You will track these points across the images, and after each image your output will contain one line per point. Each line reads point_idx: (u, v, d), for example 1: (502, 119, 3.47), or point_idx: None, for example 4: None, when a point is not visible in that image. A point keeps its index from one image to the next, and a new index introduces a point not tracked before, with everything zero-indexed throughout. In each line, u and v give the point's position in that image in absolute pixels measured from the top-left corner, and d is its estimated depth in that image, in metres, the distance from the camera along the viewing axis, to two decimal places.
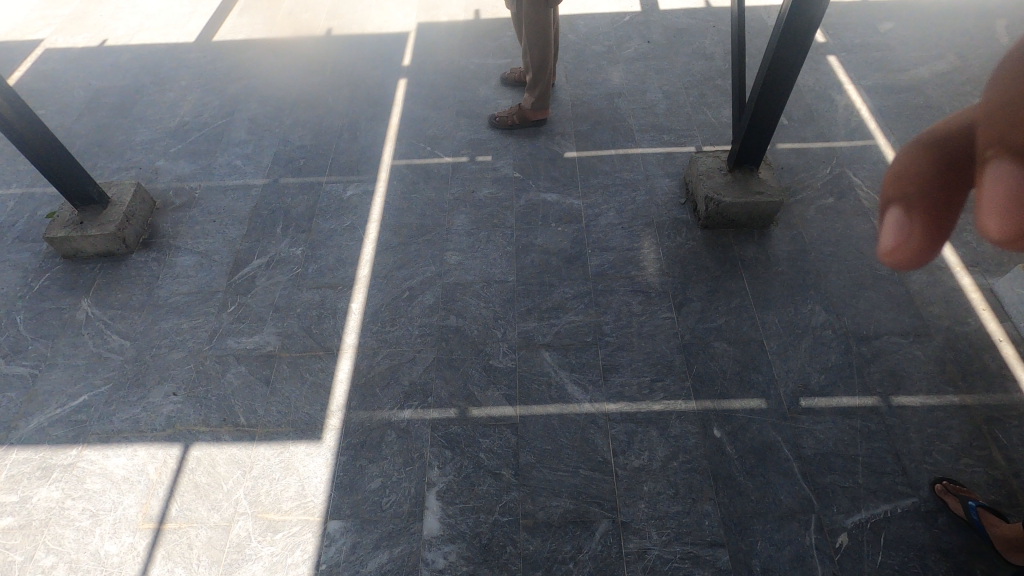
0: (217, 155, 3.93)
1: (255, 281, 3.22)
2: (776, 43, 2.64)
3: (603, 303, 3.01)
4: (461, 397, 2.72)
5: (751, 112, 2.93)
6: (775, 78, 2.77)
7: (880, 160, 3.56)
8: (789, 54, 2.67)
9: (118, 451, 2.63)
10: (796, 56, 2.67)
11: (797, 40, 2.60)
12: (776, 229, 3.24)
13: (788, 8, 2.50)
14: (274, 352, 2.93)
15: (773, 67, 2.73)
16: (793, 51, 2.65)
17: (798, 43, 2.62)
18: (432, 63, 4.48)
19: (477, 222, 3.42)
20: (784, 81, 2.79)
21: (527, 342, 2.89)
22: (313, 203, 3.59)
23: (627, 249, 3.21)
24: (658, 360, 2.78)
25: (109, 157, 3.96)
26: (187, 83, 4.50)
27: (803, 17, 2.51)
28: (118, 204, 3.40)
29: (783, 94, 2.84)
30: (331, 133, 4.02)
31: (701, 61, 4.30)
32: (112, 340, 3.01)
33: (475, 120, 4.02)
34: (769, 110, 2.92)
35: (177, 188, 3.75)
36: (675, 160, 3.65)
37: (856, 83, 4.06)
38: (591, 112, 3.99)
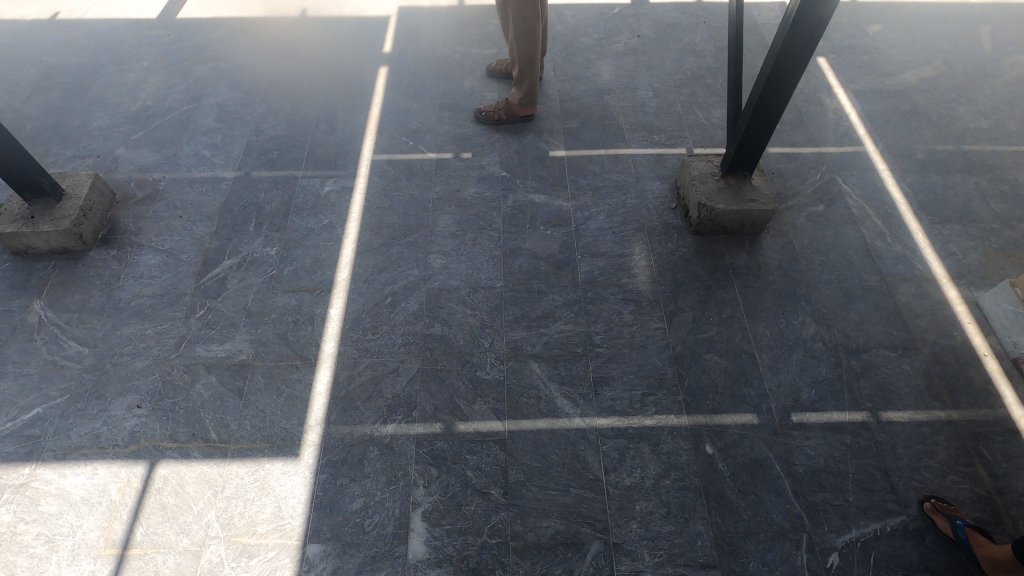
0: (183, 144, 3.67)
1: (225, 283, 3.03)
2: (783, 40, 2.53)
3: (593, 312, 2.92)
4: (447, 411, 2.61)
5: (751, 110, 2.83)
6: (779, 78, 2.66)
7: (869, 167, 3.54)
8: (796, 53, 2.55)
9: (76, 470, 2.45)
10: (802, 56, 2.56)
11: (806, 39, 2.48)
12: (767, 237, 3.19)
13: (795, 13, 2.40)
14: (247, 362, 2.76)
15: (778, 66, 2.62)
16: (800, 51, 2.54)
17: (807, 42, 2.50)
18: (413, 51, 4.27)
19: (462, 224, 3.28)
20: (788, 82, 2.68)
21: (516, 352, 2.79)
22: (288, 199, 3.39)
23: (618, 255, 3.13)
24: (650, 373, 2.71)
25: (63, 143, 3.67)
26: (148, 63, 4.18)
27: (814, 14, 2.38)
28: (74, 197, 3.14)
29: (786, 94, 2.73)
30: (307, 124, 3.80)
31: (691, 58, 4.20)
32: (69, 347, 2.79)
33: (460, 114, 3.85)
34: (770, 110, 2.82)
35: (140, 179, 3.49)
36: (666, 161, 3.56)
37: (845, 86, 4.03)
38: (580, 109, 3.87)
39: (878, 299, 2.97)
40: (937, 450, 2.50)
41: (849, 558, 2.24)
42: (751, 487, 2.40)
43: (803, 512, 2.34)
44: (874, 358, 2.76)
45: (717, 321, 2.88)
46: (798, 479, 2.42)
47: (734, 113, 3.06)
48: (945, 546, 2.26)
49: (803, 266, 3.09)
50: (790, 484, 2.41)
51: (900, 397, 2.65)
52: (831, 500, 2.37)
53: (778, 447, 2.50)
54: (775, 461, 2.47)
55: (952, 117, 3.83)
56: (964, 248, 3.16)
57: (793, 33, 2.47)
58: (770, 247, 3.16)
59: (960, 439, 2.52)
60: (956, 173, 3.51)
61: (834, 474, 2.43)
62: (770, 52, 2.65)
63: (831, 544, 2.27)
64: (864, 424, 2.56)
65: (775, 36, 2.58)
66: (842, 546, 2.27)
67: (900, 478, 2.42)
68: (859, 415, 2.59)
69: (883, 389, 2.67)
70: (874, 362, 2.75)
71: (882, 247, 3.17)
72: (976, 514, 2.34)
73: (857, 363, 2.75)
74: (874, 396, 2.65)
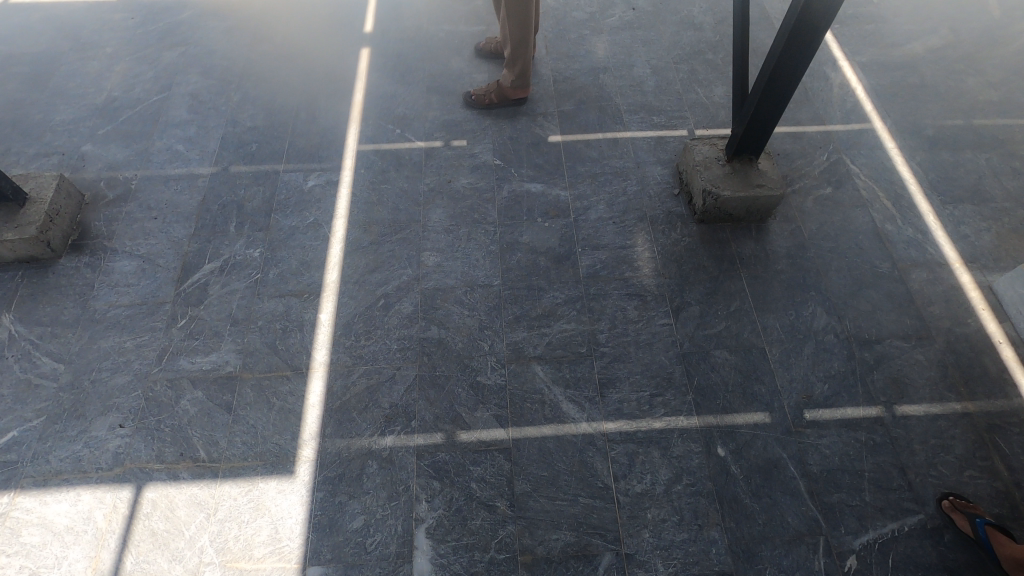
0: (154, 138, 3.44)
1: (207, 289, 2.86)
2: (798, 9, 2.32)
3: (596, 309, 2.80)
4: (448, 419, 2.50)
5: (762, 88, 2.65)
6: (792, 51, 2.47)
7: (877, 145, 3.39)
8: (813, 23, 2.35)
9: (58, 496, 2.32)
10: (820, 25, 2.35)
11: (824, 6, 2.28)
12: (775, 223, 3.06)
13: None
14: (234, 374, 2.62)
15: (792, 38, 2.42)
16: (818, 19, 2.33)
17: (823, 9, 2.28)
18: (396, 29, 4.02)
19: (456, 217, 3.11)
20: (803, 54, 2.48)
21: (517, 355, 2.67)
22: (270, 196, 3.20)
23: (620, 247, 2.99)
24: (658, 373, 2.61)
25: (25, 140, 3.43)
26: (113, 50, 3.91)
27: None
28: (38, 201, 2.93)
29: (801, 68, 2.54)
30: (286, 112, 3.57)
31: (690, 32, 3.99)
32: (43, 364, 2.63)
33: (448, 98, 3.64)
34: (782, 86, 2.64)
35: (109, 178, 3.27)
36: (667, 145, 3.40)
37: (851, 58, 3.85)
38: (575, 90, 3.67)
39: (890, 286, 2.86)
40: (954, 444, 2.43)
41: (867, 561, 2.18)
42: (765, 490, 2.32)
43: (819, 514, 2.27)
44: (888, 349, 2.67)
45: (726, 315, 2.77)
46: (813, 480, 2.35)
47: (740, 94, 2.89)
48: (964, 545, 2.20)
49: (812, 253, 2.97)
50: (805, 486, 2.33)
51: (915, 389, 2.56)
52: (847, 500, 2.30)
53: (792, 447, 2.42)
54: (790, 462, 2.39)
55: (962, 90, 3.68)
56: (976, 230, 3.05)
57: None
58: (778, 234, 3.03)
59: (977, 432, 2.45)
60: (967, 150, 3.38)
61: (850, 473, 2.36)
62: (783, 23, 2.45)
63: (848, 547, 2.21)
64: (879, 419, 2.49)
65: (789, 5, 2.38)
66: (860, 548, 2.21)
67: (916, 475, 2.35)
68: (873, 410, 2.51)
69: (898, 382, 2.59)
70: (888, 353, 2.66)
71: (893, 230, 3.05)
72: (994, 510, 2.29)
73: (870, 355, 2.65)
74: (888, 390, 2.56)
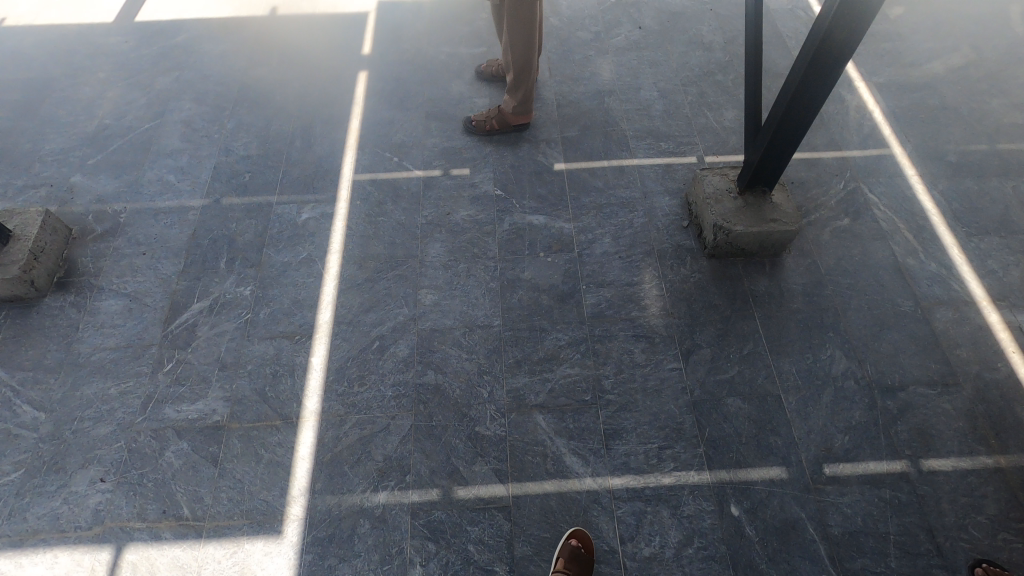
0: (145, 168, 3.34)
1: (195, 331, 2.74)
2: (817, 39, 2.18)
3: (602, 352, 2.65)
4: (444, 474, 2.36)
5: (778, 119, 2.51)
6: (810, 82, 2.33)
7: (897, 172, 3.23)
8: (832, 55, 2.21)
9: (34, 559, 2.20)
10: (840, 58, 2.21)
11: (845, 38, 2.14)
12: (790, 258, 2.91)
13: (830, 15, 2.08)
14: (222, 423, 2.50)
15: (810, 70, 2.28)
16: (838, 52, 2.19)
17: (845, 42, 2.15)
18: (395, 52, 3.90)
19: (455, 252, 2.98)
20: (820, 87, 2.35)
21: (518, 403, 2.53)
22: (262, 230, 3.08)
23: (626, 284, 2.85)
24: (667, 423, 2.46)
25: (13, 172, 3.33)
26: (105, 75, 3.82)
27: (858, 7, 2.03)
28: (22, 239, 2.83)
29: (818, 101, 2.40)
30: (280, 140, 3.46)
31: (698, 52, 3.85)
32: (24, 413, 2.53)
33: (448, 123, 3.52)
34: (798, 119, 2.51)
35: (98, 211, 3.17)
36: (675, 173, 3.25)
37: (868, 79, 3.69)
38: (580, 114, 3.53)
39: (913, 326, 2.70)
40: (986, 503, 2.26)
41: None
42: (783, 555, 2.17)
43: None
44: (912, 397, 2.50)
45: (739, 359, 2.61)
46: (834, 543, 2.19)
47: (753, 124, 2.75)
48: None
49: (830, 291, 2.81)
50: (826, 550, 2.18)
51: (943, 442, 2.40)
52: (872, 567, 2.15)
53: (811, 506, 2.26)
54: (809, 523, 2.23)
55: (985, 112, 3.51)
56: (1004, 264, 2.88)
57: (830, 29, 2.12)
58: (794, 269, 2.87)
59: (1010, 490, 2.29)
60: (992, 177, 3.21)
61: (874, 536, 2.20)
62: (800, 54, 2.32)
63: None
64: (904, 475, 2.33)
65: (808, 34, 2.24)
66: None
67: (946, 539, 2.19)
68: (898, 465, 2.35)
69: (924, 433, 2.42)
70: (913, 401, 2.50)
71: (915, 265, 2.89)
72: None
73: (894, 404, 2.49)
74: (914, 442, 2.40)
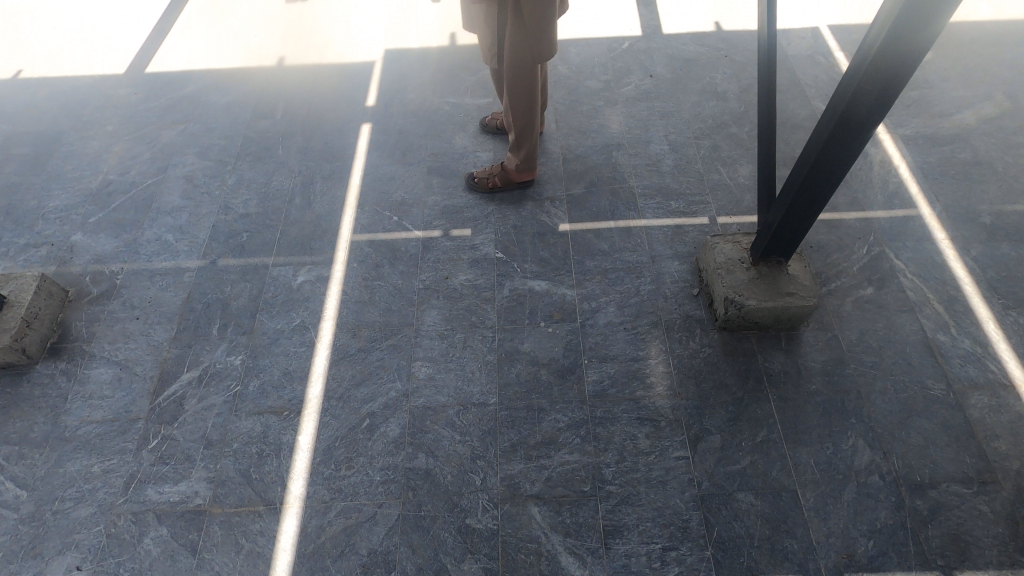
0: (145, 226, 3.31)
1: (183, 404, 2.66)
2: (847, 93, 1.92)
3: (603, 436, 2.49)
4: (430, 573, 2.22)
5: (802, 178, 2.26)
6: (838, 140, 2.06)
7: (926, 235, 3.02)
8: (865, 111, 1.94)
9: None
10: (873, 114, 1.94)
11: (880, 92, 1.86)
12: (808, 333, 2.71)
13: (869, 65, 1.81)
14: (203, 508, 2.40)
15: (839, 125, 2.01)
16: (872, 108, 1.92)
17: (880, 96, 1.87)
18: (400, 103, 3.85)
19: (451, 320, 2.86)
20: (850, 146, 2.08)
21: (512, 492, 2.38)
22: (257, 293, 3.01)
23: (631, 359, 2.68)
24: (671, 520, 2.28)
25: (16, 229, 3.34)
26: (113, 128, 3.83)
27: (898, 57, 1.75)
28: (16, 306, 2.80)
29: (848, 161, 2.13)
30: (279, 196, 3.40)
31: (712, 101, 3.71)
32: (6, 491, 2.47)
33: (450, 179, 3.42)
34: (825, 179, 2.25)
35: (95, 272, 3.14)
36: (686, 235, 3.09)
37: (893, 131, 3.49)
38: (586, 170, 3.41)
39: (945, 413, 2.47)
40: None
41: None
42: None
43: None
44: (945, 497, 2.27)
45: (751, 447, 2.42)
46: None
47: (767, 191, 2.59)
48: None
49: (853, 370, 2.60)
50: None
51: (980, 551, 2.16)
52: None
53: None
54: None
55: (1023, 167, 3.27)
56: None
57: (863, 82, 1.85)
58: (812, 345, 2.68)
59: None
60: None
61: None
62: (829, 107, 2.06)
63: None
64: None
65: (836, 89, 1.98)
66: None
67: None
68: None
69: (958, 540, 2.19)
70: (945, 502, 2.27)
71: (947, 341, 2.66)
72: None
73: (924, 504, 2.27)
74: (947, 551, 2.17)
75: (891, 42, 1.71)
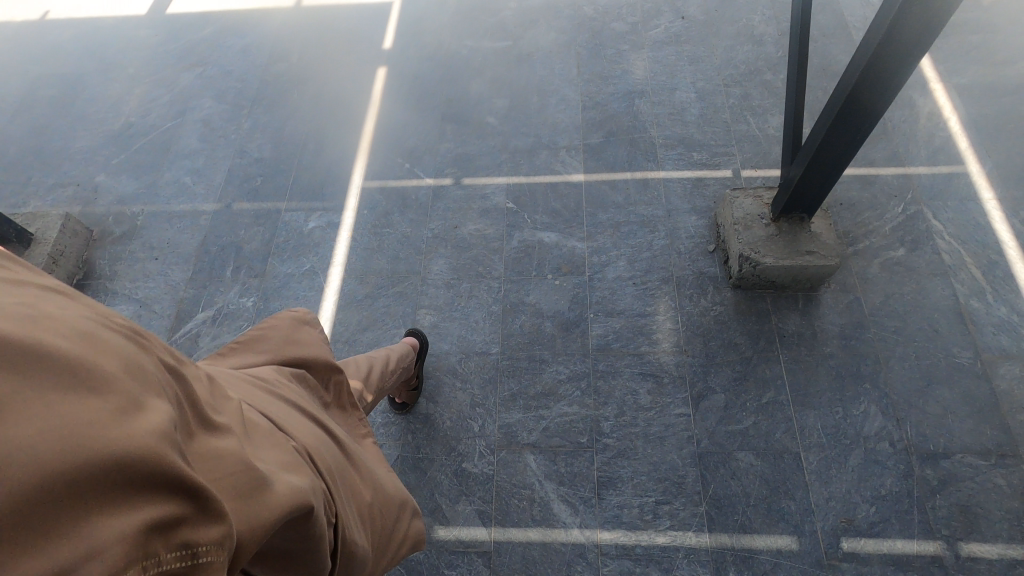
0: (163, 169, 3.35)
1: (198, 342, 2.77)
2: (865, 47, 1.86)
3: (603, 390, 2.47)
4: (427, 510, 2.30)
5: (832, 116, 2.11)
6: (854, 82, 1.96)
7: (969, 196, 2.79)
8: (874, 80, 1.92)
9: None
10: (900, 60, 1.85)
11: (919, 40, 1.77)
12: (827, 294, 2.59)
13: (900, 20, 1.72)
14: None
15: (873, 67, 1.88)
16: (881, 72, 1.89)
17: (887, 62, 1.85)
18: (417, 47, 3.67)
19: (458, 269, 2.85)
20: (860, 91, 1.98)
21: (509, 440, 2.40)
22: (270, 236, 3.05)
23: (638, 315, 2.64)
24: (666, 476, 2.27)
25: (45, 169, 3.42)
26: (134, 71, 3.84)
27: (926, 8, 1.68)
28: (43, 243, 2.92)
29: (874, 106, 2.02)
30: (292, 141, 3.35)
31: (747, 46, 3.45)
32: None
33: (465, 127, 3.31)
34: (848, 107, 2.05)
35: (118, 213, 3.22)
36: (705, 189, 2.96)
37: (945, 79, 3.16)
38: (606, 118, 3.26)
39: (969, 383, 2.34)
40: None
41: None
42: None
43: None
44: (958, 468, 2.18)
45: (755, 409, 2.37)
46: None
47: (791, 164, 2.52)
48: None
49: (872, 334, 2.49)
50: None
51: (989, 525, 2.09)
52: None
53: None
54: None
55: None
56: None
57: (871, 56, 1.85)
58: (831, 308, 2.56)
59: None
60: None
61: None
62: (861, 52, 1.89)
63: None
64: (937, 559, 2.05)
65: (874, 36, 1.81)
66: None
67: None
68: (930, 546, 2.07)
69: (966, 513, 2.11)
70: (958, 474, 2.18)
71: (981, 307, 2.51)
72: None
73: (933, 475, 2.18)
74: (954, 522, 2.10)
75: (927, 14, 1.70)
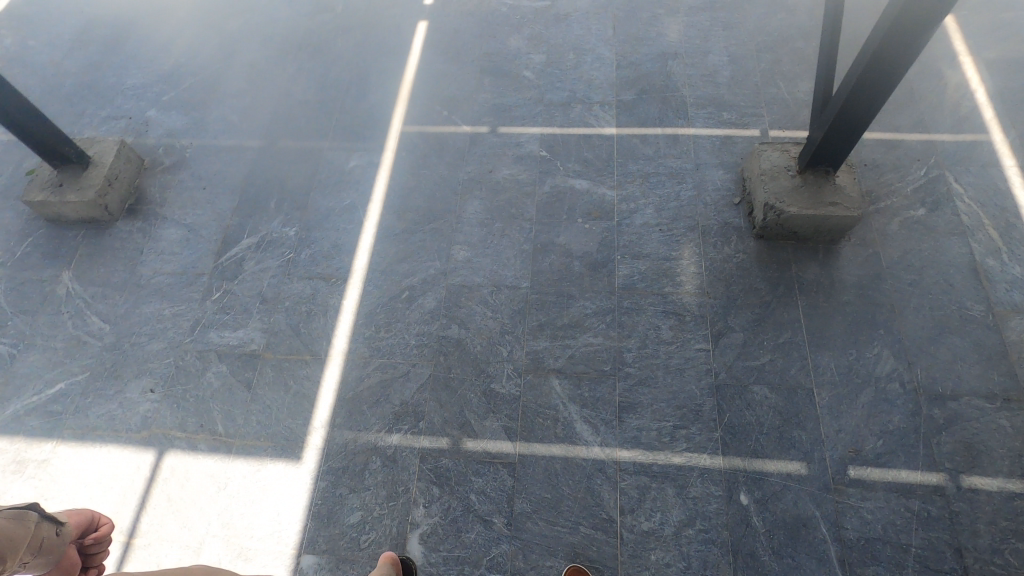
0: (211, 107, 3.50)
1: (243, 265, 2.92)
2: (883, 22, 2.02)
3: (627, 324, 2.60)
4: (456, 424, 2.44)
5: (860, 68, 2.18)
6: (869, 54, 2.12)
7: (990, 162, 2.87)
8: (884, 55, 2.10)
9: (92, 450, 2.51)
10: (908, 42, 2.03)
11: (924, 24, 1.95)
12: (847, 247, 2.69)
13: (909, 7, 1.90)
14: (257, 352, 2.68)
15: (883, 45, 2.07)
16: (902, 37, 2.01)
17: (896, 41, 2.03)
18: (458, 4, 3.77)
19: (492, 210, 2.97)
20: (872, 65, 2.15)
21: (536, 365, 2.54)
22: (312, 172, 3.19)
23: (663, 258, 2.76)
24: (685, 404, 2.40)
25: (98, 103, 3.58)
26: (183, 15, 3.98)
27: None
28: (100, 165, 3.08)
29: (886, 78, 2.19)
30: (335, 86, 3.49)
31: (780, 15, 3.53)
32: (92, 323, 2.83)
33: (502, 80, 3.43)
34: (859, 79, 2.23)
35: (168, 145, 3.37)
36: (734, 146, 3.06)
37: (975, 53, 3.23)
38: (639, 77, 3.36)
39: (979, 334, 2.44)
40: None
41: None
42: (789, 549, 2.10)
43: None
44: (964, 409, 2.29)
45: (772, 348, 2.49)
46: (847, 547, 2.09)
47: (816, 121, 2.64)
48: None
49: (888, 286, 2.59)
50: (837, 551, 2.09)
51: (991, 461, 2.20)
52: None
53: (827, 506, 2.16)
54: (821, 522, 2.14)
55: None
56: None
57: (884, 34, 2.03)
58: (850, 260, 2.66)
59: None
60: None
61: (892, 546, 2.08)
62: (877, 28, 2.06)
63: None
64: (938, 489, 2.16)
65: (887, 16, 1.99)
66: None
67: (976, 558, 2.04)
68: (933, 477, 2.18)
69: (969, 449, 2.22)
70: (963, 414, 2.28)
71: (995, 266, 2.60)
72: None
73: (940, 414, 2.29)
74: (957, 457, 2.21)
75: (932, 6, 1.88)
